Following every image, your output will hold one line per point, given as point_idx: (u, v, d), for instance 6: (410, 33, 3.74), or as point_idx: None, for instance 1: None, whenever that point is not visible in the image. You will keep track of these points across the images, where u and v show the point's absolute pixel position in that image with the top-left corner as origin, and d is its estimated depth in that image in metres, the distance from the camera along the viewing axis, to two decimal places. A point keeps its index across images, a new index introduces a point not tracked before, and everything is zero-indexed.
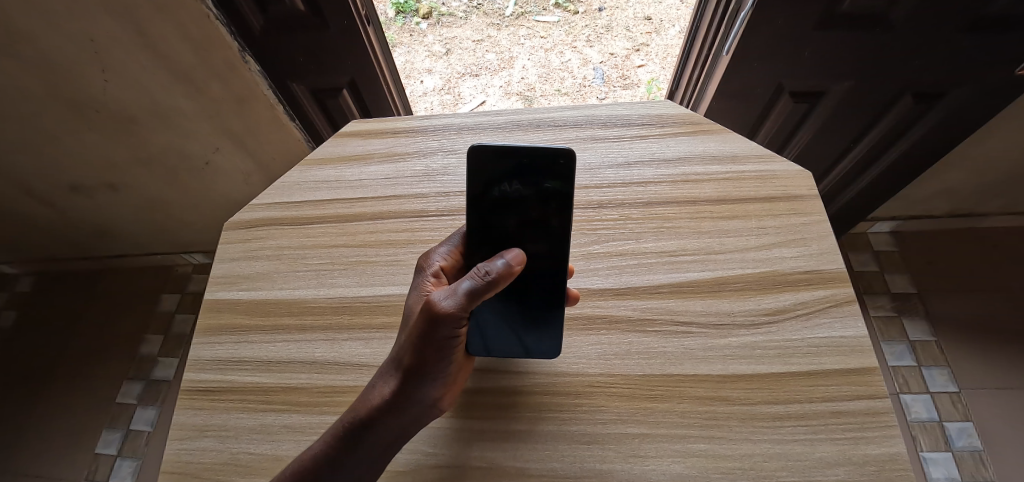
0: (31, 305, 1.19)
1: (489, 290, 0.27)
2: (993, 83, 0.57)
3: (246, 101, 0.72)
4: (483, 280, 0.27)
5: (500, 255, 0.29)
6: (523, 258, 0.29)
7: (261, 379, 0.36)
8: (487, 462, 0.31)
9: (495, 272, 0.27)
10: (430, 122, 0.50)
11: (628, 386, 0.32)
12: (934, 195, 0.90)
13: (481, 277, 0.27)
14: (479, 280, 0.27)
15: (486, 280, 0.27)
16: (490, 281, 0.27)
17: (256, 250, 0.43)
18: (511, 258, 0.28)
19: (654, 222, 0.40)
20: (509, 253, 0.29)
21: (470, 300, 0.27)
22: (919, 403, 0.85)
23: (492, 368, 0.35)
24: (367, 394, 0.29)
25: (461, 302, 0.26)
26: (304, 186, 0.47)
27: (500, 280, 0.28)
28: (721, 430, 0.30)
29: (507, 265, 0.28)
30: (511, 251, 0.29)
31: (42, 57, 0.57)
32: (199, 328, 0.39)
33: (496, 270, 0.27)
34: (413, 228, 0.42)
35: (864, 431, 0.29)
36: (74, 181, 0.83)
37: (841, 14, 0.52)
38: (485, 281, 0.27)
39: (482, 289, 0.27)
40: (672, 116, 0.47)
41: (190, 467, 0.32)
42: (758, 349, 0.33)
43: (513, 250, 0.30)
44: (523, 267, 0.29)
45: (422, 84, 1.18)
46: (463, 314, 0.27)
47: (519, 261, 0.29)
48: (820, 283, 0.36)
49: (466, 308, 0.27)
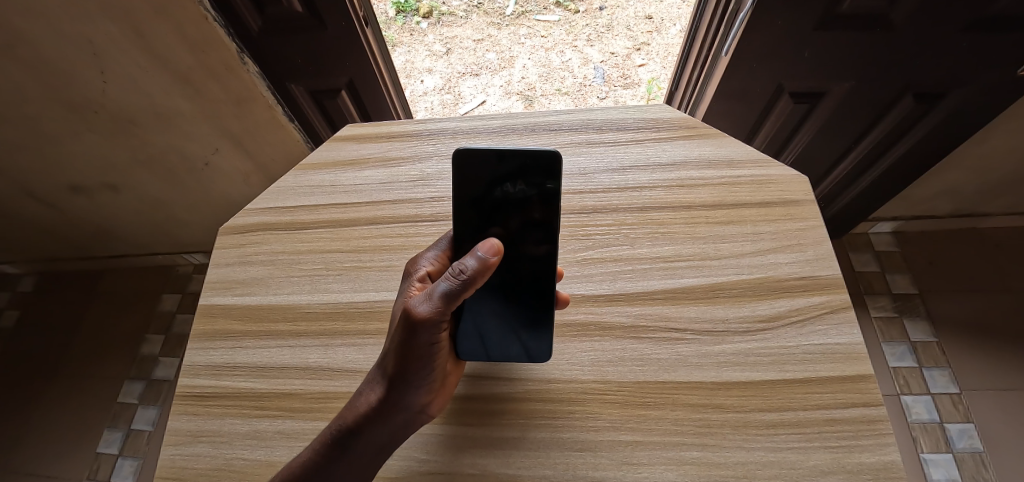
0: (31, 306, 1.19)
1: (467, 289, 0.27)
2: (997, 86, 0.57)
3: (243, 101, 0.72)
4: (458, 281, 0.26)
5: (473, 247, 0.27)
6: (500, 246, 0.27)
7: (255, 385, 0.36)
8: (479, 469, 0.31)
9: (469, 271, 0.26)
10: (425, 126, 0.50)
11: (621, 392, 0.32)
12: (934, 195, 0.90)
13: (456, 278, 0.26)
14: (453, 282, 0.26)
15: (460, 280, 0.26)
16: (465, 281, 0.26)
17: (250, 256, 0.43)
18: (484, 249, 0.27)
19: (648, 228, 0.40)
20: (483, 243, 0.27)
21: (447, 303, 0.27)
22: (920, 404, 0.85)
23: (484, 374, 0.35)
24: (353, 401, 0.28)
25: (437, 306, 0.26)
26: (299, 191, 0.47)
27: (477, 277, 0.26)
28: (715, 438, 0.30)
29: (480, 261, 0.26)
30: (487, 239, 0.28)
31: (40, 58, 0.56)
32: (194, 333, 0.40)
33: (469, 269, 0.26)
34: (408, 234, 0.42)
35: (859, 439, 0.29)
36: (74, 182, 0.83)
37: (839, 14, 0.52)
38: (460, 282, 0.26)
39: (458, 291, 0.26)
40: (668, 120, 0.47)
41: (184, 472, 0.32)
42: (752, 356, 0.33)
43: (491, 239, 0.28)
44: (500, 257, 0.27)
45: (422, 84, 1.17)
46: (442, 317, 0.27)
47: (495, 251, 0.27)
48: (815, 290, 0.36)
49: (444, 310, 0.27)
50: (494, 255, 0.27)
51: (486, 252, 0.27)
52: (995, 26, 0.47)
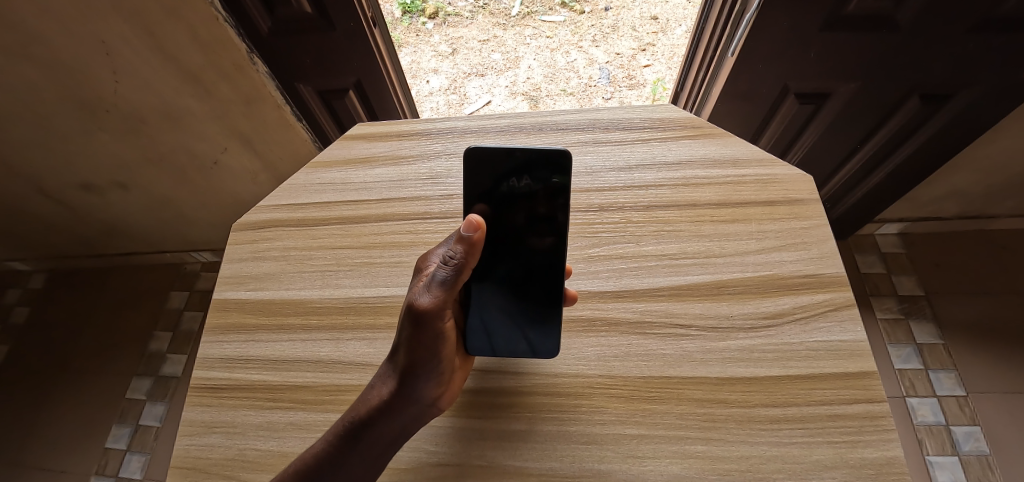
0: (41, 303, 1.21)
1: (462, 272, 0.27)
2: (1006, 86, 0.56)
3: (253, 101, 0.73)
4: (451, 267, 0.27)
5: (456, 229, 0.27)
6: (480, 221, 0.27)
7: (268, 378, 0.36)
8: (487, 460, 0.31)
9: (458, 256, 0.27)
10: (434, 125, 0.51)
11: (627, 387, 0.33)
12: (943, 196, 0.89)
13: (448, 265, 0.27)
14: (447, 270, 0.27)
15: (453, 266, 0.27)
16: (458, 266, 0.27)
17: (263, 252, 0.44)
18: (465, 230, 0.26)
19: (654, 226, 0.41)
20: (464, 222, 0.27)
21: (446, 292, 0.27)
22: (925, 406, 0.85)
23: (492, 369, 0.35)
24: (366, 394, 0.29)
25: (438, 295, 0.27)
26: (310, 188, 0.48)
27: (467, 258, 0.27)
28: (719, 432, 0.31)
29: (465, 241, 0.27)
30: (467, 217, 0.27)
31: (53, 58, 0.58)
32: (209, 326, 0.41)
33: (459, 253, 0.27)
34: (417, 230, 0.43)
35: (861, 435, 0.30)
36: (85, 180, 0.85)
37: (844, 15, 0.52)
38: (453, 268, 0.27)
39: (454, 277, 0.27)
40: (675, 120, 0.47)
41: (199, 462, 0.33)
42: (757, 353, 0.34)
43: (472, 214, 0.28)
44: (482, 231, 0.27)
45: (427, 84, 1.18)
46: (445, 306, 0.28)
47: (476, 226, 0.27)
48: (820, 287, 0.36)
49: (445, 300, 0.27)
50: (477, 231, 0.27)
51: (468, 231, 0.27)
52: (1001, 26, 0.48)
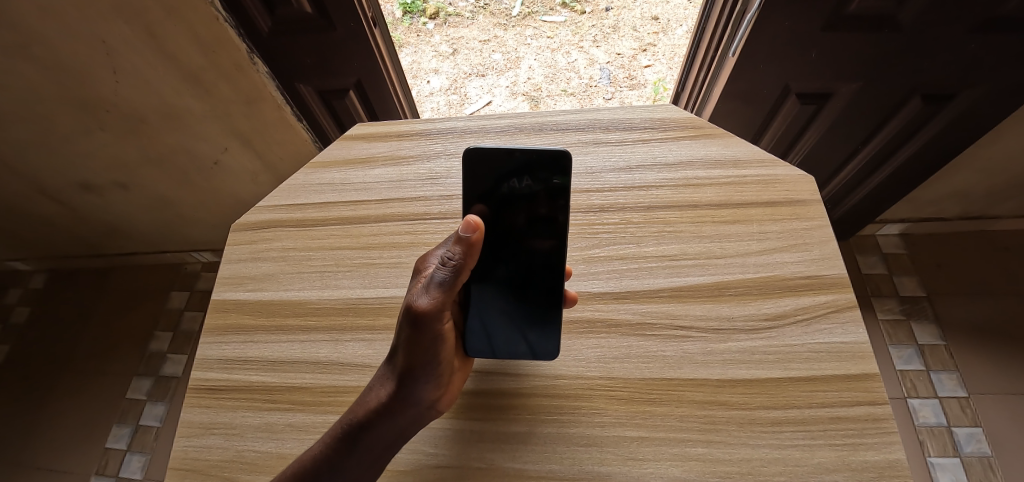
0: (41, 302, 1.21)
1: (461, 273, 0.27)
2: (1009, 86, 0.56)
3: (253, 101, 0.73)
4: (449, 268, 0.27)
5: (454, 230, 0.27)
6: (478, 221, 0.27)
7: (266, 379, 0.36)
8: (486, 463, 0.31)
9: (457, 257, 0.27)
10: (433, 125, 0.51)
11: (628, 389, 0.33)
12: (944, 197, 0.89)
13: (446, 266, 0.27)
14: (446, 271, 0.27)
15: (452, 267, 0.27)
16: (456, 267, 0.27)
17: (262, 252, 0.44)
18: (462, 230, 0.26)
19: (654, 227, 0.40)
20: (462, 223, 0.26)
21: (445, 293, 0.27)
22: (927, 408, 0.84)
23: (492, 370, 0.35)
24: (365, 396, 0.29)
25: (436, 296, 0.27)
26: (310, 189, 0.48)
27: (466, 259, 0.27)
28: (719, 434, 0.30)
29: (464, 241, 0.26)
30: (465, 217, 0.27)
31: (53, 57, 0.57)
32: (208, 326, 0.40)
33: (458, 254, 0.27)
34: (416, 231, 0.43)
35: (864, 437, 0.29)
36: (85, 180, 0.85)
37: (845, 15, 0.52)
38: (452, 268, 0.27)
39: (453, 278, 0.27)
40: (675, 120, 0.47)
41: (196, 463, 0.33)
42: (758, 354, 0.34)
43: (470, 214, 0.27)
44: (480, 232, 0.27)
45: (428, 85, 1.18)
46: (443, 308, 0.27)
47: (473, 227, 0.26)
48: (821, 289, 0.36)
49: (444, 301, 0.27)
50: (475, 232, 0.27)
51: (466, 232, 0.26)
52: (1004, 26, 0.47)
